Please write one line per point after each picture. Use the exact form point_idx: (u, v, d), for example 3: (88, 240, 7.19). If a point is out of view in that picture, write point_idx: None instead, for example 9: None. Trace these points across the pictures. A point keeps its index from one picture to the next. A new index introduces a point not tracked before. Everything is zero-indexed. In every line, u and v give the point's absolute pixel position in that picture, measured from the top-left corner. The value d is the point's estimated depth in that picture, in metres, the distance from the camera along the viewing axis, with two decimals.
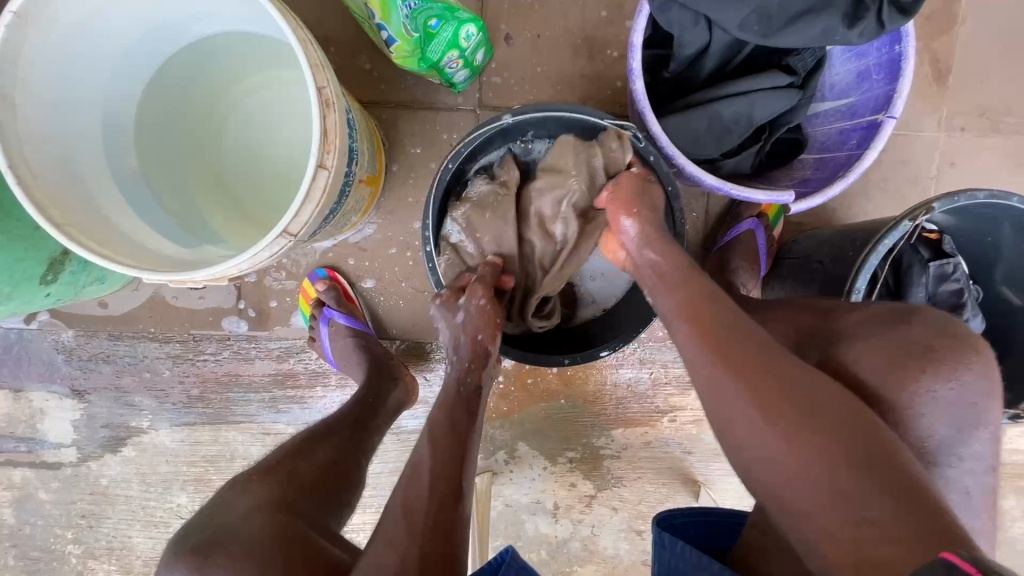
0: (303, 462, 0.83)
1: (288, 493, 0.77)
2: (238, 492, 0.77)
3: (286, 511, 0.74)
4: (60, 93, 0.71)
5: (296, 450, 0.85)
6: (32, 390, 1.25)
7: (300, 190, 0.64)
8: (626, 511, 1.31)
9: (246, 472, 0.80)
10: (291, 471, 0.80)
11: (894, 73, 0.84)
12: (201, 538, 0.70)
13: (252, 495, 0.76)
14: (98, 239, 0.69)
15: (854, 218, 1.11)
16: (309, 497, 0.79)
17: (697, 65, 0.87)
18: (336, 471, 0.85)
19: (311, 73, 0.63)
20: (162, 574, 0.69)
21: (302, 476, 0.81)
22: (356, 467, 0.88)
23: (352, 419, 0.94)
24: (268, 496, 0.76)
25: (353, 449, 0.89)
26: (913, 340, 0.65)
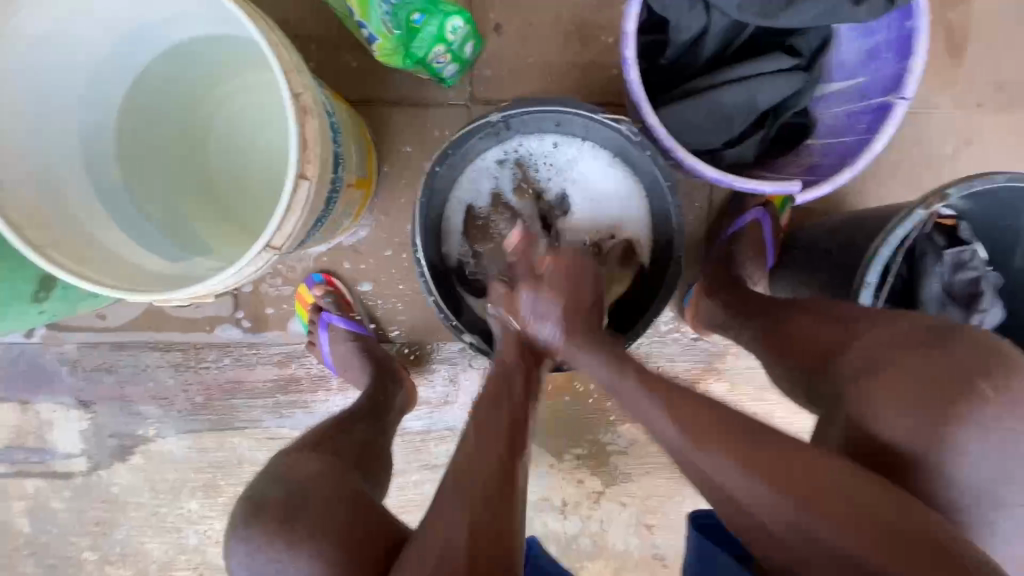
0: (343, 441, 0.82)
1: (341, 464, 0.75)
2: (291, 462, 0.73)
3: (350, 477, 0.72)
4: (32, 107, 0.70)
5: (330, 433, 0.84)
6: (39, 402, 1.26)
7: (279, 202, 0.62)
8: (634, 506, 1.29)
9: (294, 446, 0.77)
10: (337, 449, 0.79)
11: (905, 51, 0.79)
12: (274, 498, 0.66)
13: (311, 463, 0.73)
14: (79, 258, 0.68)
15: (865, 203, 1.06)
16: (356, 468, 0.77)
17: (696, 49, 0.84)
18: (372, 453, 0.84)
19: (285, 80, 0.61)
20: (237, 543, 0.64)
21: (347, 452, 0.79)
22: (386, 452, 0.88)
23: (370, 410, 0.93)
24: (325, 465, 0.73)
25: (377, 435, 0.89)
26: (944, 365, 0.59)
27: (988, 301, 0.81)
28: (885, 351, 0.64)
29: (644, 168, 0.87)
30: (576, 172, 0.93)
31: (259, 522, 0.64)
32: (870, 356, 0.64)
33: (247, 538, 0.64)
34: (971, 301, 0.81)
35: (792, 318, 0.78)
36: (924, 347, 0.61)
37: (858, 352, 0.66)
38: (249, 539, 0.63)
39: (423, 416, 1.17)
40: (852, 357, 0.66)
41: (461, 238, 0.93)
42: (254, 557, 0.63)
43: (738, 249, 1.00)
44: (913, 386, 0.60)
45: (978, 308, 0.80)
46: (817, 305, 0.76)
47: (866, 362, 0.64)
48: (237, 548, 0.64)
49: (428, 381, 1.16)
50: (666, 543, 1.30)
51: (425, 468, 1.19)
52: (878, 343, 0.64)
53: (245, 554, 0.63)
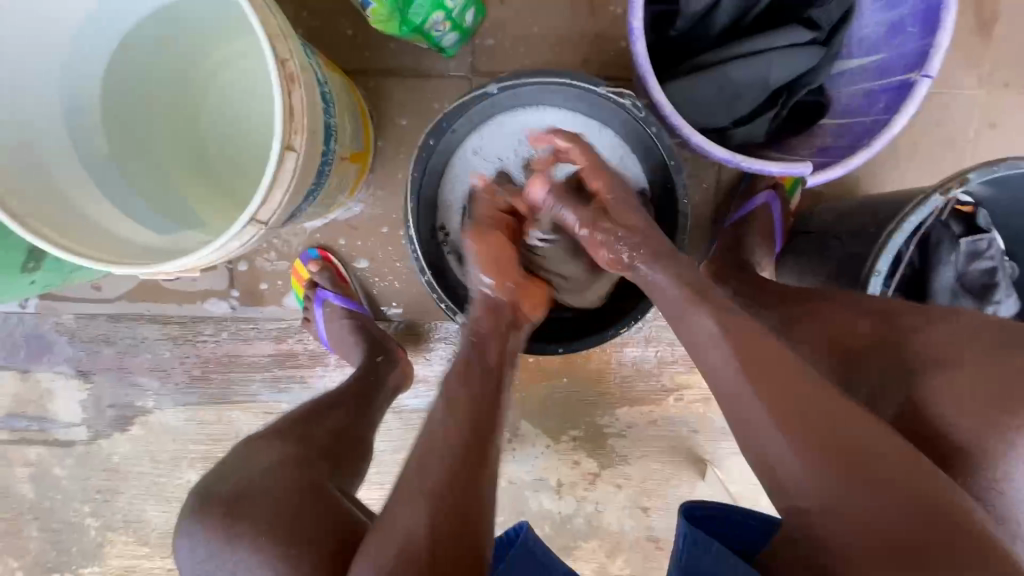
0: (316, 426, 0.81)
1: (307, 451, 0.75)
2: (253, 454, 0.74)
3: (310, 467, 0.72)
4: (11, 72, 0.67)
5: (306, 417, 0.83)
6: (38, 371, 1.26)
7: (265, 174, 0.59)
8: (630, 488, 1.29)
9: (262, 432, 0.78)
10: (307, 434, 0.78)
11: (931, 24, 0.74)
12: (226, 491, 0.67)
13: (273, 453, 0.72)
14: (63, 230, 0.66)
15: (879, 188, 1.02)
16: (326, 456, 0.76)
17: (709, 19, 0.80)
18: (347, 437, 0.82)
19: (270, 45, 0.57)
20: (185, 526, 0.66)
21: (317, 438, 0.78)
22: (365, 437, 0.85)
23: (355, 391, 0.92)
24: (283, 457, 0.72)
25: (361, 417, 0.88)
26: (998, 365, 0.59)
27: (1002, 292, 0.78)
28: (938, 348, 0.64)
29: (649, 145, 0.83)
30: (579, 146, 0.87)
31: (214, 513, 0.66)
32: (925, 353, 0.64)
33: (202, 525, 0.65)
34: (985, 291, 0.78)
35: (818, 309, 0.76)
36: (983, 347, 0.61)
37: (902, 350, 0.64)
38: (202, 530, 0.65)
39: (420, 395, 1.17)
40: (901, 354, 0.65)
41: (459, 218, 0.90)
42: (202, 550, 0.65)
43: (746, 233, 0.96)
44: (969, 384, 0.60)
45: (992, 299, 0.77)
46: (856, 302, 0.73)
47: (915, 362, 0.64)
48: (187, 536, 0.66)
49: (424, 359, 1.15)
50: (660, 526, 1.30)
51: None
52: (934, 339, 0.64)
53: (201, 544, 0.65)
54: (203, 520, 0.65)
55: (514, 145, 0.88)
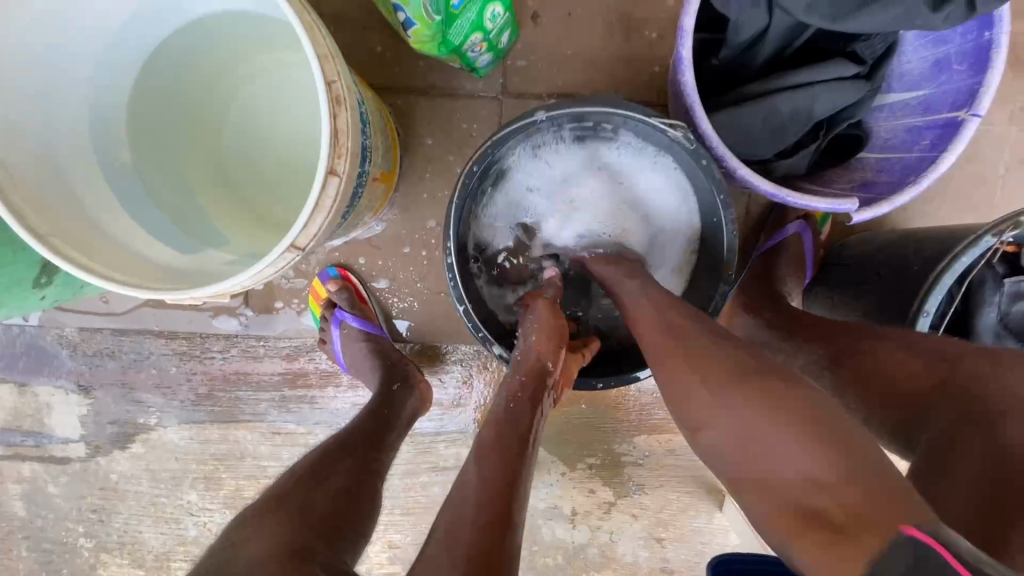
0: (316, 492, 0.72)
1: (300, 533, 0.65)
2: (241, 537, 0.64)
3: (308, 555, 0.62)
4: (38, 84, 0.65)
5: (305, 478, 0.74)
6: (37, 385, 1.22)
7: (308, 200, 0.57)
8: (646, 519, 1.26)
9: (253, 508, 0.68)
10: (304, 504, 0.69)
11: (981, 63, 0.73)
12: None
13: (264, 537, 0.63)
14: (86, 249, 0.63)
15: (909, 222, 1.01)
16: (323, 534, 0.67)
17: (753, 51, 0.78)
18: (350, 501, 0.74)
19: (318, 66, 0.55)
20: None
21: (314, 512, 0.68)
22: (370, 498, 0.77)
23: (366, 435, 0.86)
24: (274, 540, 0.62)
25: (367, 471, 0.80)
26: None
27: None
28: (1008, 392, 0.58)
29: (694, 173, 0.80)
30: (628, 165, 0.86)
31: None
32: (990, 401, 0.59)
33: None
34: None
35: (864, 346, 0.73)
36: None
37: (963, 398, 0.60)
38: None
39: (435, 419, 1.13)
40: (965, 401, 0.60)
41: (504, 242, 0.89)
42: None
43: (778, 264, 0.95)
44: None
45: None
46: (907, 338, 0.70)
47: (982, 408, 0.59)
48: None
49: (440, 382, 1.12)
50: (675, 557, 1.27)
51: (434, 471, 1.15)
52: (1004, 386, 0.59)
53: None
54: None
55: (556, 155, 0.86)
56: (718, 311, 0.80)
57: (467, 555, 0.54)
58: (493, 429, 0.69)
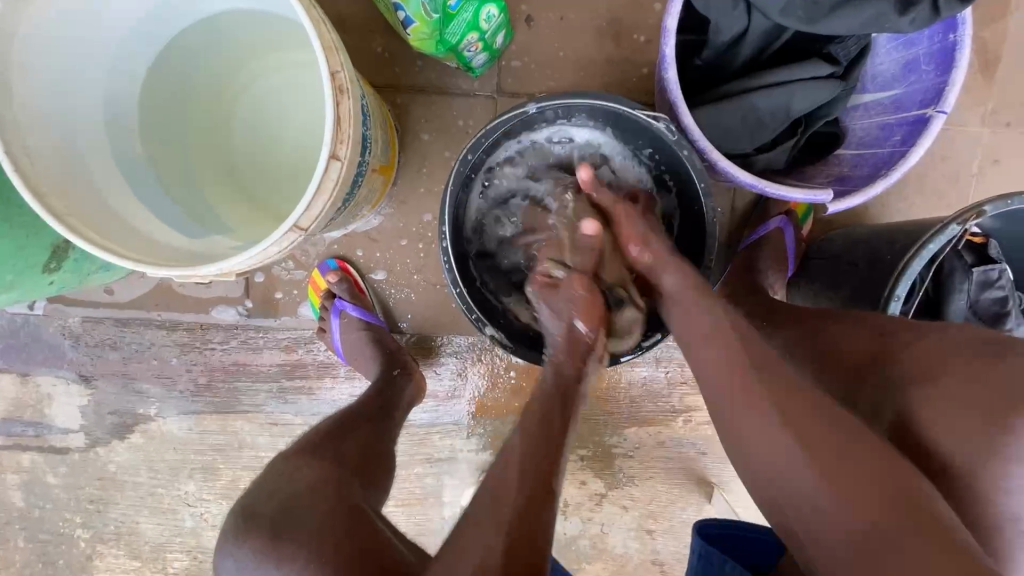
0: (343, 442, 0.80)
1: (341, 472, 0.74)
2: (289, 472, 0.72)
3: (346, 490, 0.71)
4: (59, 74, 0.68)
5: (331, 434, 0.81)
6: (40, 375, 1.24)
7: (312, 182, 0.60)
8: (636, 510, 1.28)
9: (291, 450, 0.76)
10: (336, 450, 0.78)
11: (947, 64, 0.78)
12: (267, 511, 0.65)
13: (308, 471, 0.72)
14: (99, 229, 0.66)
15: (888, 218, 1.05)
16: (358, 475, 0.76)
17: (733, 52, 0.82)
18: (373, 453, 0.82)
19: (324, 57, 0.59)
20: (224, 551, 0.64)
21: (347, 457, 0.77)
22: (389, 452, 0.85)
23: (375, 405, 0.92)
24: (320, 475, 0.71)
25: (380, 436, 0.86)
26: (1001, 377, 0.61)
27: (1013, 321, 0.81)
28: (942, 355, 0.65)
29: (679, 166, 0.83)
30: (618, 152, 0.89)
31: (255, 537, 0.63)
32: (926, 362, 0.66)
33: (247, 547, 0.63)
34: (996, 319, 0.81)
35: (826, 324, 0.78)
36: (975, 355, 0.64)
37: (912, 361, 0.66)
38: (247, 552, 0.63)
39: (430, 409, 1.16)
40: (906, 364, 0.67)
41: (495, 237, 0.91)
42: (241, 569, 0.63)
43: (761, 257, 0.99)
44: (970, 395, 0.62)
45: (1004, 327, 0.80)
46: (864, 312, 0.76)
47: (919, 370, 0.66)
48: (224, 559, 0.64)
49: (435, 373, 1.14)
50: (665, 549, 1.29)
51: (428, 461, 1.18)
52: (936, 348, 0.66)
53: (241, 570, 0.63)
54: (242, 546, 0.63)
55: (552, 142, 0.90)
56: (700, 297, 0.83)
57: (524, 494, 0.61)
58: (537, 406, 0.70)
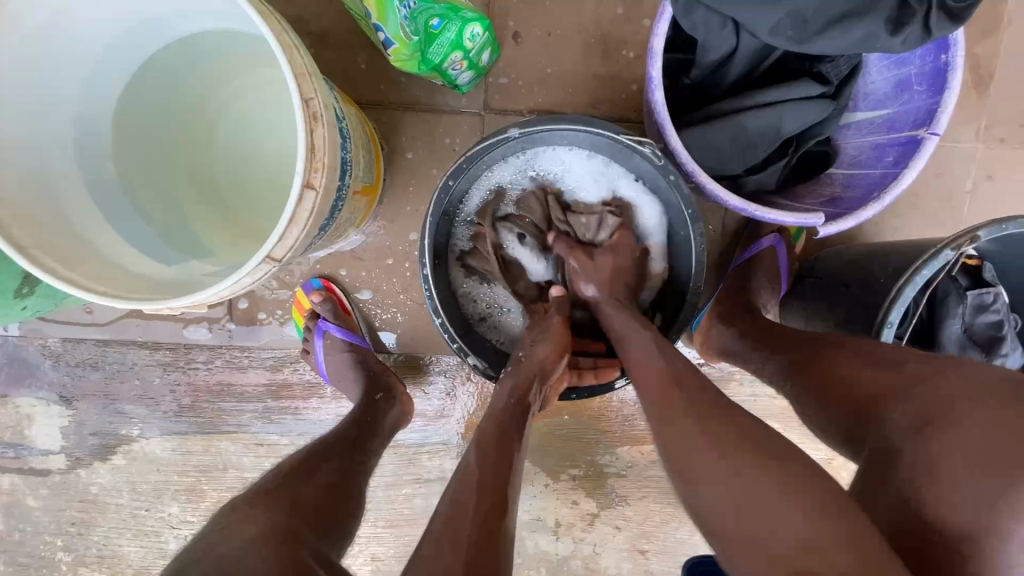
0: (303, 486, 0.74)
1: (295, 522, 0.68)
2: (236, 519, 0.66)
3: (296, 544, 0.64)
4: (27, 100, 0.67)
5: (292, 475, 0.75)
6: (19, 396, 1.21)
7: (284, 213, 0.59)
8: (630, 530, 1.26)
9: (243, 495, 0.70)
10: (293, 497, 0.71)
11: (938, 85, 0.77)
12: (201, 572, 0.59)
13: (255, 523, 0.65)
14: (66, 260, 0.64)
15: (881, 235, 1.04)
16: (314, 524, 0.70)
17: (721, 72, 0.81)
18: (337, 498, 0.76)
19: (296, 85, 0.57)
20: None
21: (303, 502, 0.71)
22: (355, 495, 0.79)
23: (345, 439, 0.87)
24: (269, 526, 0.65)
25: (350, 472, 0.82)
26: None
27: (1009, 346, 0.79)
28: (966, 392, 0.58)
29: (664, 189, 0.82)
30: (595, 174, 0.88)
31: None
32: (947, 404, 0.59)
33: None
34: (992, 343, 0.79)
35: (824, 352, 0.75)
36: (1001, 397, 0.57)
37: (913, 403, 0.61)
38: None
39: (418, 430, 1.14)
40: (919, 405, 0.61)
41: (471, 274, 0.91)
42: None
43: (754, 277, 0.97)
44: (999, 437, 0.55)
45: (998, 353, 0.79)
46: (862, 345, 0.72)
47: (930, 412, 0.59)
48: None
49: (423, 394, 1.12)
50: (659, 570, 1.27)
51: (416, 483, 1.15)
52: (948, 390, 0.59)
53: None
54: None
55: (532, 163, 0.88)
56: (688, 324, 0.82)
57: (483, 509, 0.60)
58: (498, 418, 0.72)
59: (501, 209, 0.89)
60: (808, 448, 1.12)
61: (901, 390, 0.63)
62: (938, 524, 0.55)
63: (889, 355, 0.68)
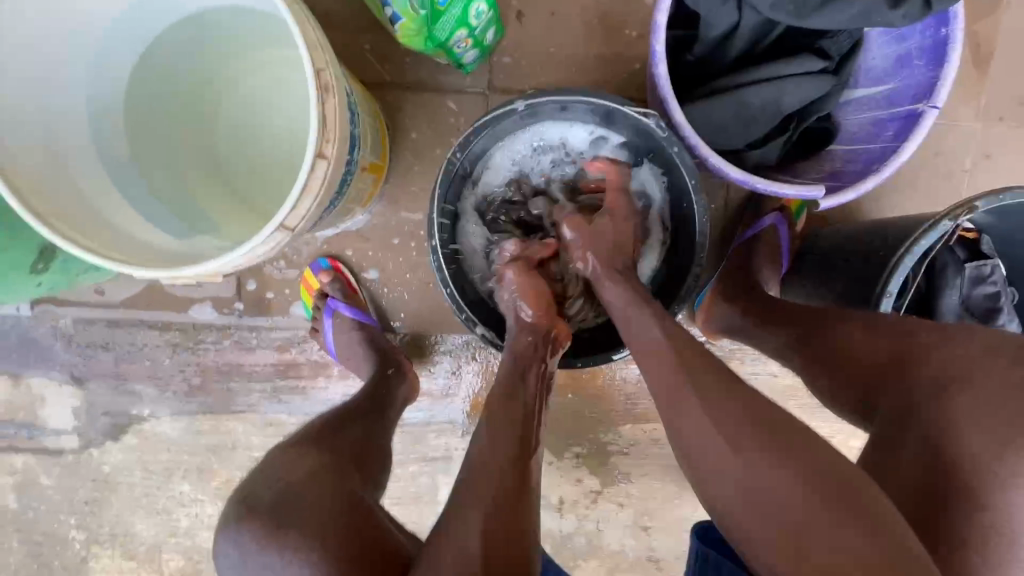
0: (343, 437, 0.79)
1: (343, 462, 0.73)
2: (291, 458, 0.71)
3: (346, 481, 0.70)
4: (41, 74, 0.68)
5: (331, 428, 0.80)
6: (31, 377, 1.23)
7: (296, 182, 0.60)
8: (632, 507, 1.28)
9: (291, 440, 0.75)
10: (336, 444, 0.76)
11: (938, 59, 0.78)
12: (266, 498, 0.65)
13: (308, 461, 0.71)
14: (83, 231, 0.66)
15: (881, 213, 1.05)
16: (357, 468, 0.75)
17: (724, 47, 0.82)
18: (373, 448, 0.81)
19: (308, 56, 0.58)
20: (222, 536, 0.64)
21: (345, 449, 0.76)
22: (387, 448, 0.84)
23: (373, 402, 0.91)
24: (320, 464, 0.71)
25: (380, 431, 0.86)
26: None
27: (1005, 317, 0.81)
28: (981, 355, 0.60)
29: (669, 162, 0.83)
30: (603, 145, 0.88)
31: (253, 526, 0.62)
32: (950, 369, 0.61)
33: (245, 534, 0.62)
34: (989, 314, 0.81)
35: (827, 324, 0.77)
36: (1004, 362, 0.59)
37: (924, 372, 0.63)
38: (244, 536, 0.62)
39: (425, 408, 1.16)
40: (932, 368, 0.62)
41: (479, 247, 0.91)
42: (239, 557, 0.62)
43: (756, 254, 0.99)
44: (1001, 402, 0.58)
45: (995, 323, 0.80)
46: (869, 317, 0.72)
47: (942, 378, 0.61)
48: (224, 543, 0.63)
49: (430, 372, 1.14)
50: (661, 546, 1.29)
51: (423, 460, 1.17)
52: (961, 354, 0.61)
53: (240, 554, 0.62)
54: (242, 533, 0.62)
55: (541, 133, 0.88)
56: (688, 298, 0.84)
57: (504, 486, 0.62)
58: (506, 387, 0.73)
59: (510, 180, 0.90)
60: (808, 424, 1.14)
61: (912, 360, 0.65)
62: (946, 475, 0.58)
63: (900, 325, 0.68)
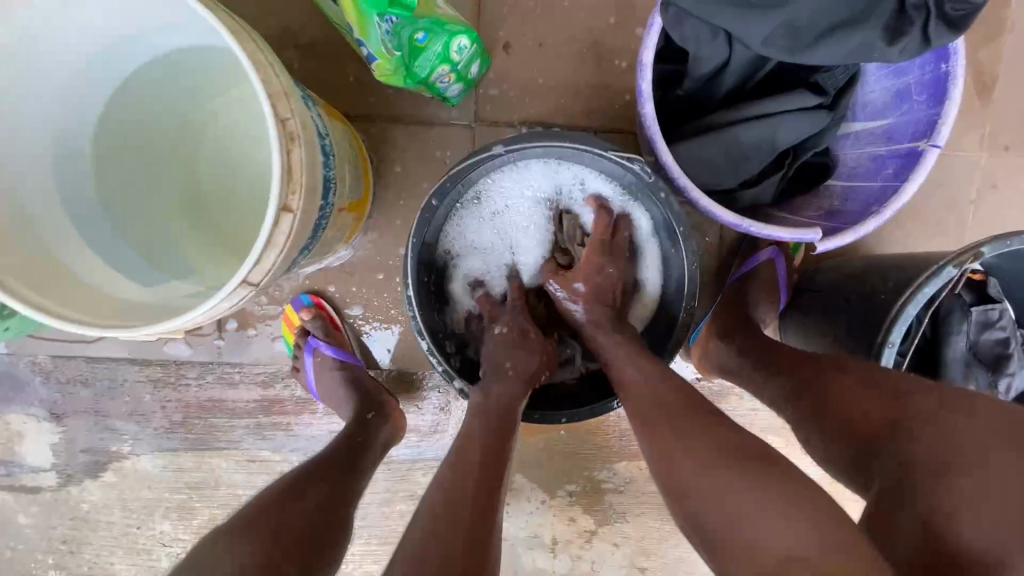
0: (288, 512, 0.70)
1: (278, 553, 0.65)
2: (219, 550, 0.63)
3: None
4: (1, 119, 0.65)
5: (276, 502, 0.72)
6: (9, 413, 1.20)
7: (259, 237, 0.57)
8: (628, 547, 1.23)
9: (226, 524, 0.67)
10: (278, 524, 0.68)
11: (939, 95, 0.74)
12: None
13: (234, 556, 0.63)
14: (39, 285, 0.63)
15: (882, 245, 1.01)
16: (299, 556, 0.67)
17: (714, 82, 0.78)
18: (325, 523, 0.73)
19: (271, 105, 0.56)
20: None
21: (288, 531, 0.68)
22: (343, 519, 0.76)
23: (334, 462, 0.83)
24: (249, 561, 0.63)
25: (339, 496, 0.78)
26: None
27: (1015, 364, 0.77)
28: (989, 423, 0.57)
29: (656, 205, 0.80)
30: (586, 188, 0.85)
31: None
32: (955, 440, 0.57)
33: None
34: (998, 362, 0.77)
35: (823, 376, 0.72)
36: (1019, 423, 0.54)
37: (926, 443, 0.58)
38: None
39: (412, 446, 1.12)
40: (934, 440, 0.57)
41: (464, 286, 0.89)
42: None
43: (750, 290, 0.95)
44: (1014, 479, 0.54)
45: (1004, 372, 0.76)
46: (865, 372, 0.68)
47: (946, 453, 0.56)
48: None
49: (417, 409, 1.10)
50: None
51: (409, 500, 1.13)
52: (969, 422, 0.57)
53: None
54: None
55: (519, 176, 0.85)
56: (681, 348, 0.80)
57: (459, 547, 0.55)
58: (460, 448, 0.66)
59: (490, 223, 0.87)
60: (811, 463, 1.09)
61: (915, 420, 0.60)
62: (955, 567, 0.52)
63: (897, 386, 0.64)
